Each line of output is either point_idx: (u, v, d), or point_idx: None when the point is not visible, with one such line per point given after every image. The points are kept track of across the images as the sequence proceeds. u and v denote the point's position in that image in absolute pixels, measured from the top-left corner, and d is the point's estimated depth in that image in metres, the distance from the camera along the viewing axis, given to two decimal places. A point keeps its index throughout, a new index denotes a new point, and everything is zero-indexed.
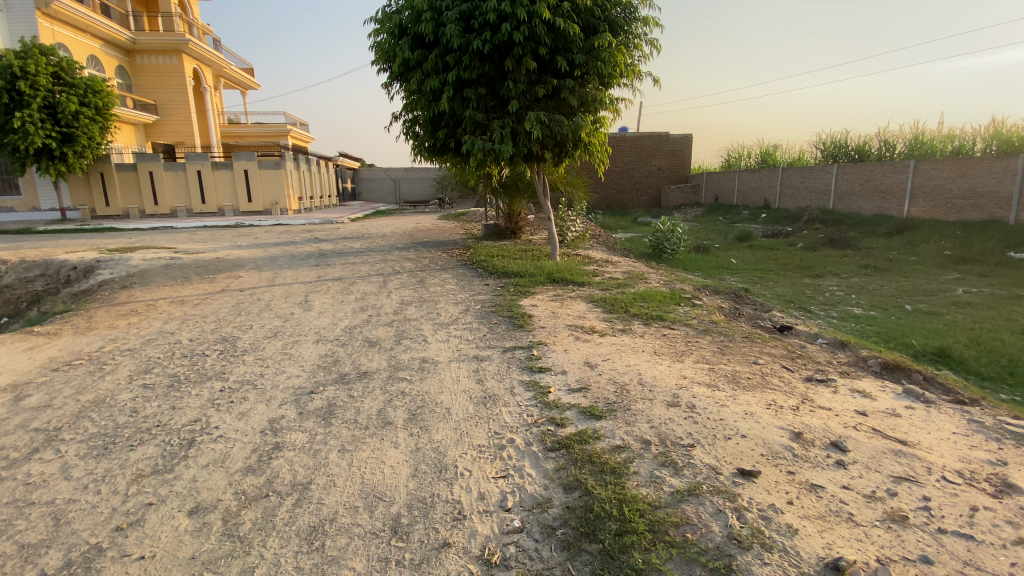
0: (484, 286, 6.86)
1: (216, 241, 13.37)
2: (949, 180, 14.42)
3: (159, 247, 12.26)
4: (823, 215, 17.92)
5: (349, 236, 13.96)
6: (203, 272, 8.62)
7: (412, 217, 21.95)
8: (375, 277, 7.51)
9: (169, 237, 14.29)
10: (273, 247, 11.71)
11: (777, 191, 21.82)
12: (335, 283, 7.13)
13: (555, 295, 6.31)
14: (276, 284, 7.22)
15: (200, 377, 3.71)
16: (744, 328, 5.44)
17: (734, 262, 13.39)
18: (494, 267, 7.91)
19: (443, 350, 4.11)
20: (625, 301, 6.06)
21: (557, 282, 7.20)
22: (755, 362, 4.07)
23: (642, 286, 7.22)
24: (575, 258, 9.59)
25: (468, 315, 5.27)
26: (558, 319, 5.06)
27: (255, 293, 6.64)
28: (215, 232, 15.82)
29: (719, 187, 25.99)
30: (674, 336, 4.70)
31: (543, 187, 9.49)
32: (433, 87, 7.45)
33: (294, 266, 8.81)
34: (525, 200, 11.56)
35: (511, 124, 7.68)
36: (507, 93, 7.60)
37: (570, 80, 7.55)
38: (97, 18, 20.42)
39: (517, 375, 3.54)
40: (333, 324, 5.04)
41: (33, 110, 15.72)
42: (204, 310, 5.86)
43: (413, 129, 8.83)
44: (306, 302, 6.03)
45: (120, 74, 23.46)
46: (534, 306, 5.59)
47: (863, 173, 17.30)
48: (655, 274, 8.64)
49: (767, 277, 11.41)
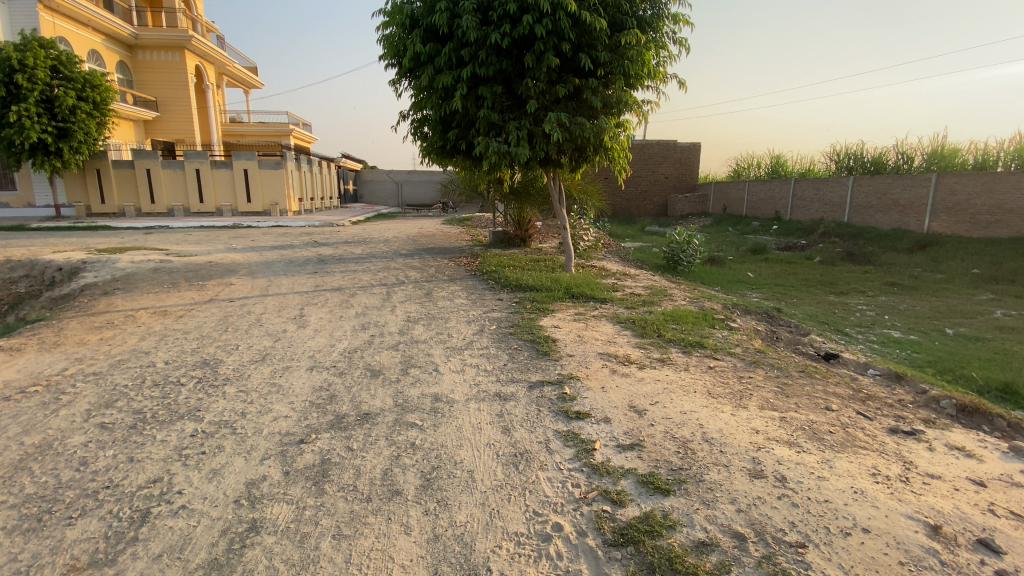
0: (497, 301, 6.25)
1: (212, 243, 12.78)
2: (974, 195, 13.83)
3: (151, 248, 11.65)
4: (840, 228, 17.34)
5: (350, 240, 13.37)
6: (193, 278, 8.01)
7: (414, 221, 21.39)
8: (378, 288, 6.90)
9: (163, 238, 13.71)
10: (270, 251, 11.11)
11: (789, 202, 21.25)
12: (335, 294, 6.52)
13: (577, 313, 5.70)
14: (270, 295, 6.61)
15: (169, 417, 3.07)
16: (795, 359, 4.82)
17: (752, 276, 12.78)
18: (506, 279, 7.31)
19: (458, 385, 3.48)
20: (657, 323, 5.45)
21: (576, 297, 6.61)
22: (826, 407, 3.45)
23: (669, 305, 6.62)
24: (590, 269, 8.99)
25: (483, 337, 4.65)
26: (587, 345, 4.45)
27: (248, 304, 6.03)
28: (212, 233, 15.22)
29: (728, 197, 25.42)
30: (722, 370, 4.08)
31: (558, 194, 8.88)
32: (446, 84, 6.87)
33: (292, 273, 8.21)
34: (536, 207, 10.97)
35: (528, 126, 7.11)
36: (525, 92, 7.03)
37: (593, 79, 6.98)
38: (99, 11, 19.90)
39: (550, 423, 2.92)
40: (330, 346, 4.41)
41: (30, 103, 15.16)
42: (188, 324, 5.24)
43: (420, 129, 8.26)
44: (301, 317, 5.41)
45: (121, 70, 22.91)
46: (557, 328, 4.97)
47: (881, 186, 16.74)
48: (678, 290, 8.04)
49: (790, 293, 10.81)
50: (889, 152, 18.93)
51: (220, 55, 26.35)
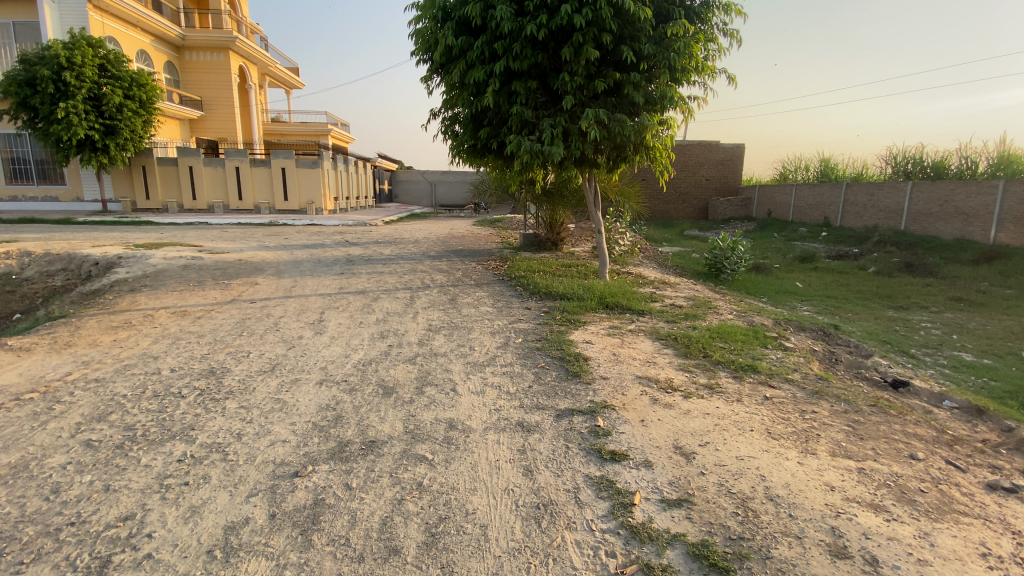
0: (526, 309, 5.86)
1: (244, 240, 12.87)
2: None
3: (186, 244, 11.79)
4: (895, 236, 16.18)
5: (381, 240, 13.23)
6: (219, 276, 7.94)
7: (446, 221, 21.22)
8: (401, 292, 6.62)
9: (199, 234, 13.91)
10: (299, 249, 11.04)
11: (838, 208, 20.06)
12: (357, 298, 6.26)
13: (612, 327, 5.23)
14: (292, 296, 6.41)
15: (159, 437, 2.81)
16: (863, 390, 4.22)
17: (800, 286, 11.97)
18: (537, 286, 6.89)
19: (477, 411, 3.09)
20: (702, 341, 4.93)
21: (611, 308, 6.14)
22: (910, 455, 2.90)
23: (714, 319, 6.07)
24: (626, 277, 8.47)
25: (508, 352, 4.25)
26: (623, 365, 3.99)
27: (268, 306, 5.83)
28: (247, 230, 15.40)
29: (773, 201, 24.26)
30: (781, 403, 3.56)
31: (594, 197, 8.42)
32: (477, 79, 6.52)
33: (318, 273, 8.04)
34: (570, 209, 10.51)
35: (564, 123, 6.68)
36: (561, 87, 6.61)
37: (636, 74, 6.52)
38: (147, 13, 20.54)
39: (581, 465, 2.50)
40: (344, 357, 4.10)
41: (77, 100, 15.69)
42: (203, 326, 5.05)
43: (451, 128, 7.95)
44: (319, 322, 5.14)
45: (169, 70, 23.64)
46: (589, 344, 4.53)
47: (943, 193, 15.51)
48: (723, 302, 7.45)
49: (844, 306, 10.01)
50: (952, 156, 17.54)
51: (263, 56, 26.94)
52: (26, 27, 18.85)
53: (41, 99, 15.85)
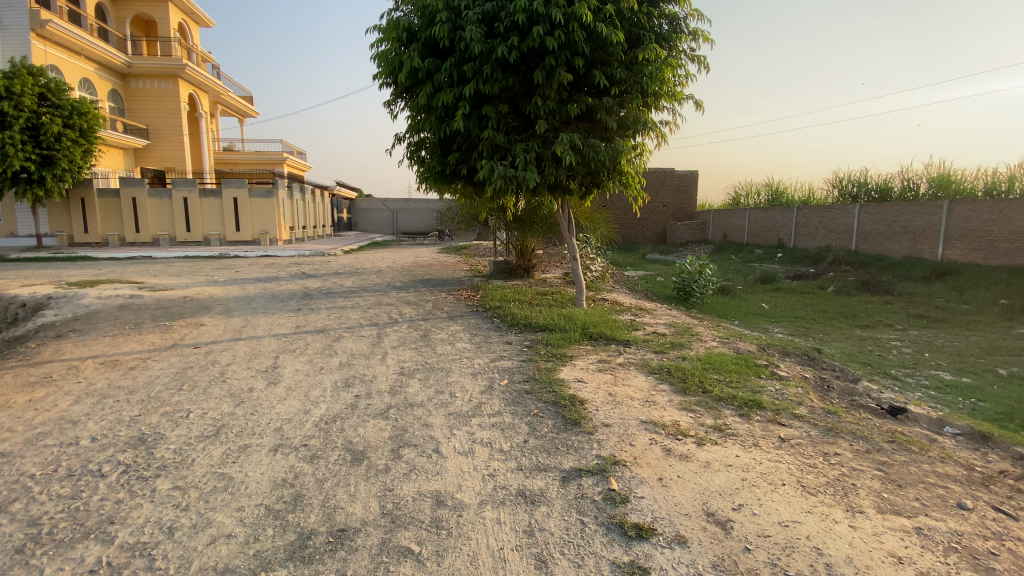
0: (505, 344, 5.40)
1: (192, 275, 11.92)
2: (990, 222, 13.16)
3: (124, 281, 10.80)
4: (848, 256, 16.73)
5: (341, 271, 12.55)
6: (160, 317, 7.14)
7: (409, 250, 20.67)
8: (367, 329, 6.05)
9: (142, 269, 12.83)
10: (253, 284, 10.25)
11: (792, 230, 20.72)
12: (317, 338, 5.65)
13: (601, 362, 4.84)
14: (243, 338, 5.73)
15: (68, 537, 2.17)
16: (874, 423, 3.96)
17: (767, 308, 12.04)
18: (514, 317, 6.47)
19: (468, 478, 2.61)
20: (697, 374, 4.60)
21: (595, 339, 5.78)
22: (957, 504, 2.61)
23: (701, 348, 5.80)
24: (603, 304, 8.16)
25: (494, 397, 3.78)
26: (623, 408, 3.60)
27: (216, 352, 5.15)
28: (195, 263, 14.38)
29: (728, 224, 24.93)
30: (800, 446, 3.25)
31: (567, 223, 8.16)
32: (446, 102, 6.18)
33: (273, 310, 7.36)
34: (540, 235, 10.23)
35: (537, 148, 6.41)
36: (534, 111, 6.34)
37: (609, 99, 6.34)
38: (93, 41, 19.48)
39: (604, 551, 2.07)
40: (304, 413, 3.51)
41: (14, 131, 14.47)
42: (136, 379, 4.35)
43: (417, 153, 7.56)
44: (274, 369, 4.52)
45: (111, 97, 22.40)
46: (581, 383, 4.11)
47: (890, 213, 16.24)
48: (704, 328, 7.23)
49: (813, 327, 10.05)
50: (894, 180, 18.47)
51: (214, 83, 25.99)
52: None
53: None
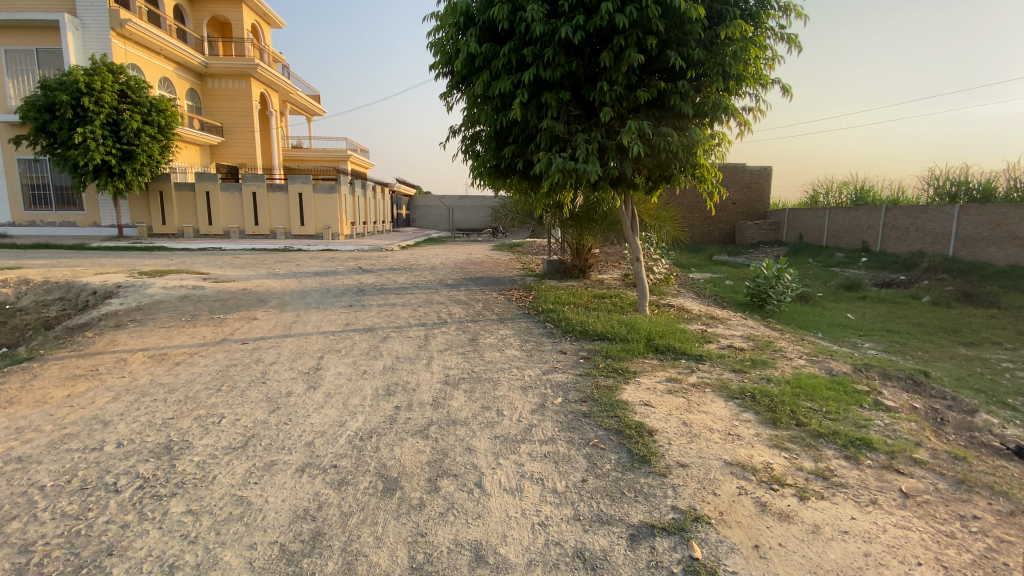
0: (561, 353, 4.93)
1: (254, 267, 12.25)
2: None
3: (192, 271, 11.22)
4: (945, 262, 14.90)
5: (396, 266, 12.48)
6: (217, 309, 7.23)
7: (464, 246, 20.52)
8: (415, 329, 5.74)
9: (208, 260, 13.36)
10: (309, 278, 10.33)
11: (878, 233, 18.84)
12: (364, 337, 5.40)
13: (670, 382, 4.26)
14: (290, 335, 5.57)
15: (58, 570, 1.94)
16: (1021, 475, 3.17)
17: (852, 319, 10.83)
18: (572, 322, 5.98)
19: (515, 528, 2.19)
20: (786, 402, 3.93)
21: (662, 353, 5.18)
22: None
23: (787, 369, 5.07)
24: (669, 311, 7.49)
25: (547, 418, 3.32)
26: (700, 445, 3.05)
27: (263, 348, 5.00)
28: (257, 256, 14.84)
29: (805, 225, 23.08)
30: (932, 507, 2.58)
31: (631, 222, 7.55)
32: (503, 90, 5.75)
33: (324, 306, 7.27)
34: (601, 234, 9.64)
35: (600, 139, 5.88)
36: (598, 98, 5.81)
37: (684, 83, 5.71)
38: (171, 41, 20.66)
39: None
40: (339, 426, 3.19)
41: (95, 126, 15.56)
42: (178, 375, 4.24)
43: (472, 147, 7.20)
44: (315, 371, 4.27)
45: (191, 97, 23.76)
46: (648, 408, 3.57)
47: (995, 216, 14.32)
48: (787, 343, 6.44)
49: (909, 343, 8.87)
50: (998, 180, 16.25)
51: (285, 83, 27.04)
52: (50, 54, 19.07)
53: (59, 124, 15.75)
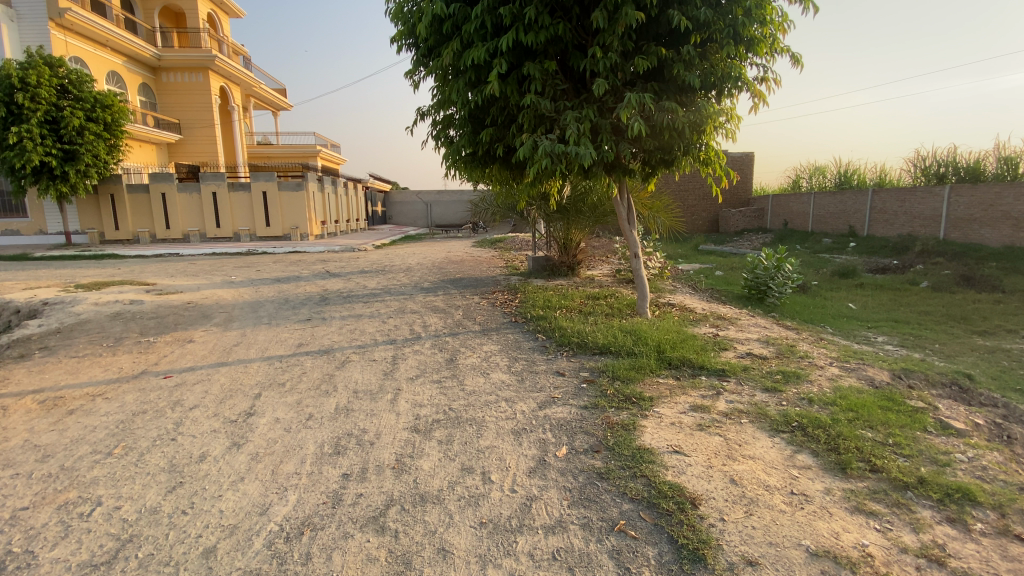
0: (559, 376, 4.05)
1: (209, 275, 11.09)
2: None
3: (136, 282, 10.03)
4: (937, 246, 14.45)
5: (367, 269, 11.45)
6: (152, 329, 6.17)
7: (441, 243, 19.55)
8: (381, 350, 4.79)
9: (161, 269, 12.19)
10: (267, 286, 9.25)
11: (865, 216, 18.41)
12: (317, 363, 4.42)
13: (697, 413, 3.42)
14: (228, 362, 4.58)
15: None
16: None
17: (854, 308, 10.21)
18: (567, 332, 5.12)
19: None
20: (846, 435, 3.11)
21: (677, 368, 4.35)
22: None
23: (824, 383, 4.27)
24: (671, 312, 6.70)
25: (550, 486, 2.45)
26: (764, 519, 2.22)
27: (188, 385, 3.99)
28: (217, 261, 13.68)
29: (789, 211, 22.61)
30: None
31: (628, 213, 6.73)
32: (477, 60, 4.80)
33: (277, 321, 6.26)
34: (590, 227, 8.79)
35: (594, 116, 5.01)
36: (590, 68, 4.92)
37: (689, 49, 4.86)
38: (117, 31, 19.03)
39: None
40: (259, 514, 2.27)
41: (32, 124, 14.04)
42: (65, 432, 3.24)
43: (445, 133, 6.24)
44: (245, 419, 3.30)
45: (143, 92, 22.13)
46: (681, 458, 2.73)
47: (988, 196, 13.91)
48: (810, 347, 5.69)
49: (922, 335, 8.26)
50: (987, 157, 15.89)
51: (247, 76, 25.57)
52: None
53: None
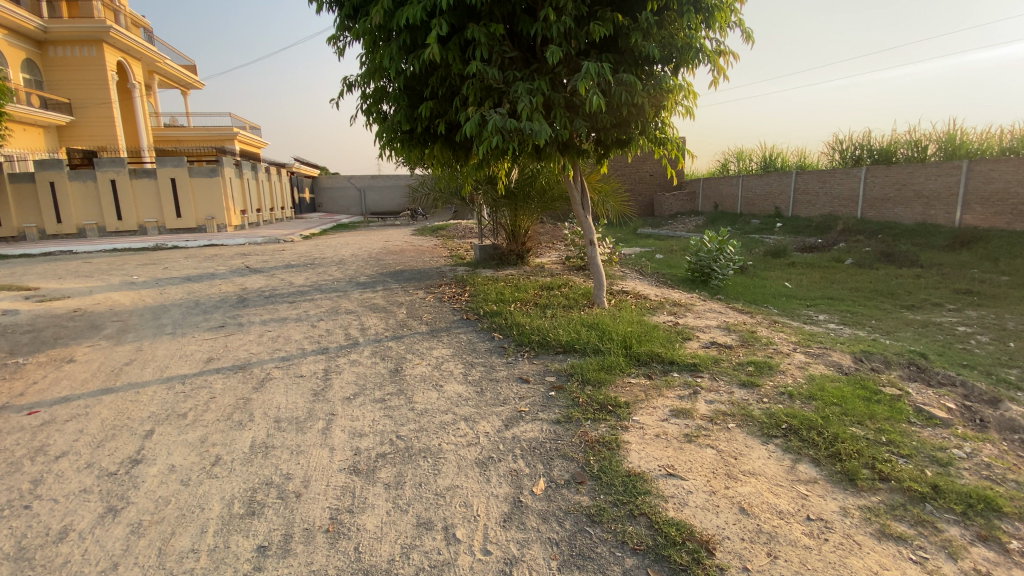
0: (522, 384, 3.54)
1: (105, 275, 9.59)
2: (1013, 183, 11.83)
3: (11, 286, 8.44)
4: (856, 224, 15.26)
5: (295, 263, 10.39)
6: (21, 346, 5.02)
7: (377, 232, 18.46)
8: (311, 362, 4.08)
9: (46, 269, 10.49)
10: (176, 286, 8.06)
11: (790, 198, 19.26)
12: (230, 384, 3.65)
13: (681, 419, 3.03)
14: (116, 388, 3.69)
15: None
16: None
17: (792, 287, 10.47)
18: (525, 329, 4.62)
19: None
20: (843, 437, 2.84)
21: (646, 365, 3.97)
22: None
23: (797, 373, 4.05)
24: (627, 300, 6.39)
25: (533, 540, 1.96)
26: (792, 564, 1.85)
27: (60, 421, 3.13)
28: (117, 258, 12.01)
29: (719, 193, 23.33)
30: None
31: (581, 197, 6.32)
32: (412, 19, 4.12)
33: (185, 329, 5.30)
34: (536, 212, 8.32)
35: (547, 88, 4.49)
36: (542, 33, 4.38)
37: (648, 15, 4.44)
38: None
39: None
40: None
41: None
42: None
43: (377, 108, 5.50)
44: (129, 471, 2.54)
45: (26, 68, 19.16)
46: (679, 483, 2.32)
47: (901, 176, 14.81)
48: (769, 332, 5.55)
49: (858, 311, 8.50)
50: (898, 140, 16.95)
51: (150, 50, 22.82)
52: None
53: None
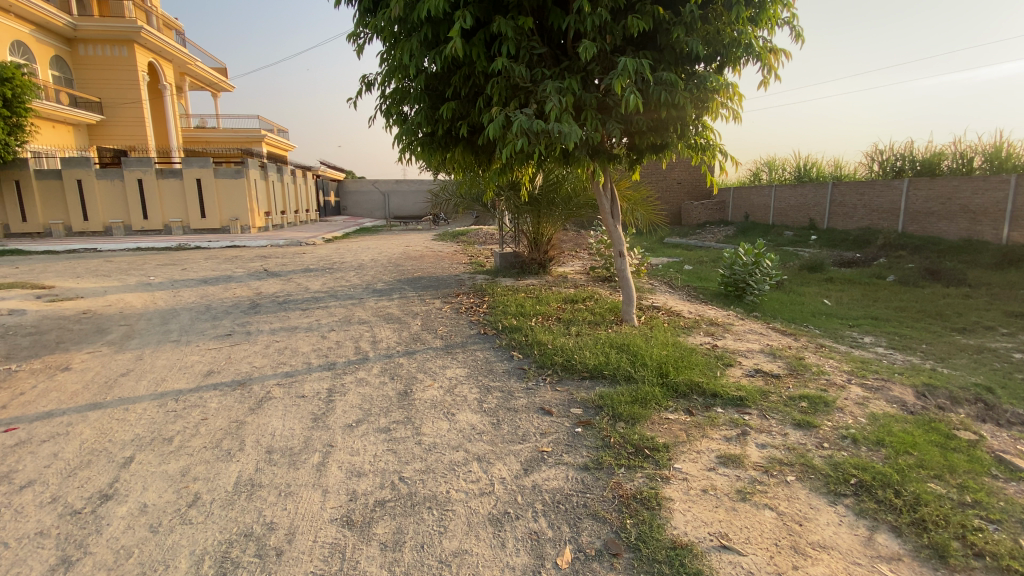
0: (545, 416, 3.14)
1: (124, 275, 9.53)
2: None
3: (31, 284, 8.41)
4: (897, 239, 14.42)
5: (313, 267, 10.19)
6: (23, 349, 4.83)
7: (398, 237, 18.28)
8: (315, 380, 3.75)
9: (67, 267, 10.52)
10: (190, 288, 7.90)
11: (825, 209, 18.43)
12: (226, 403, 3.35)
13: (731, 469, 2.60)
14: (105, 402, 3.42)
15: None
16: None
17: (831, 305, 9.82)
18: (548, 349, 4.22)
19: None
20: (928, 500, 2.36)
21: (685, 397, 3.53)
22: None
23: (856, 411, 3.55)
24: (658, 318, 5.94)
25: None
26: None
27: (35, 441, 2.85)
28: (138, 257, 12.03)
29: (750, 203, 22.55)
30: None
31: (610, 206, 5.92)
32: (434, 11, 3.80)
33: (191, 337, 5.06)
34: (562, 220, 7.93)
35: (579, 86, 4.12)
36: (575, 26, 4.00)
37: (692, 8, 4.02)
38: None
39: None
40: None
41: None
42: None
43: (397, 108, 5.20)
44: (95, 511, 2.23)
45: (57, 66, 19.64)
46: (736, 561, 1.90)
47: (945, 189, 13.94)
48: (817, 359, 5.02)
49: (906, 334, 7.84)
50: (942, 151, 16.02)
51: (180, 52, 23.25)
52: None
53: None
